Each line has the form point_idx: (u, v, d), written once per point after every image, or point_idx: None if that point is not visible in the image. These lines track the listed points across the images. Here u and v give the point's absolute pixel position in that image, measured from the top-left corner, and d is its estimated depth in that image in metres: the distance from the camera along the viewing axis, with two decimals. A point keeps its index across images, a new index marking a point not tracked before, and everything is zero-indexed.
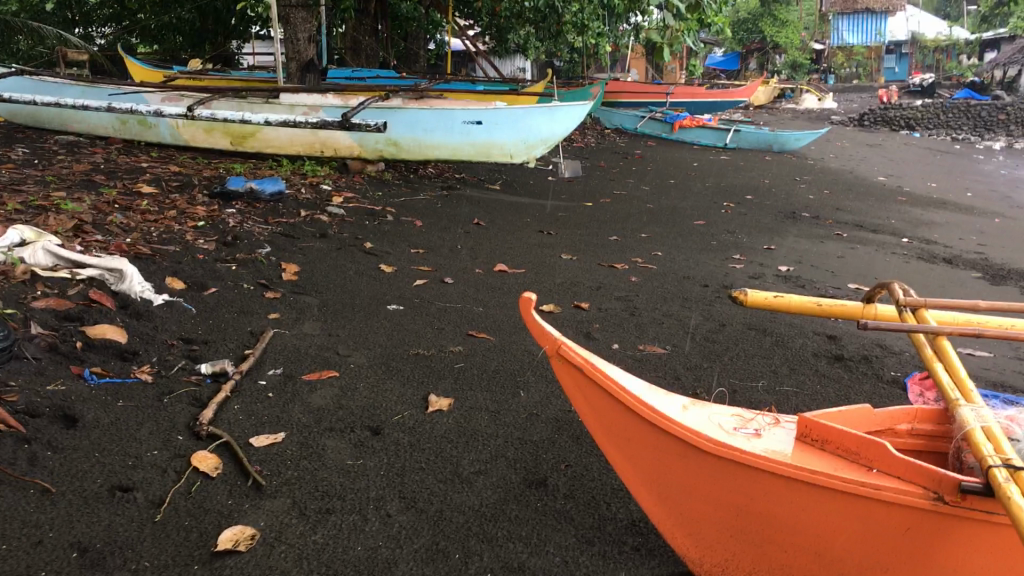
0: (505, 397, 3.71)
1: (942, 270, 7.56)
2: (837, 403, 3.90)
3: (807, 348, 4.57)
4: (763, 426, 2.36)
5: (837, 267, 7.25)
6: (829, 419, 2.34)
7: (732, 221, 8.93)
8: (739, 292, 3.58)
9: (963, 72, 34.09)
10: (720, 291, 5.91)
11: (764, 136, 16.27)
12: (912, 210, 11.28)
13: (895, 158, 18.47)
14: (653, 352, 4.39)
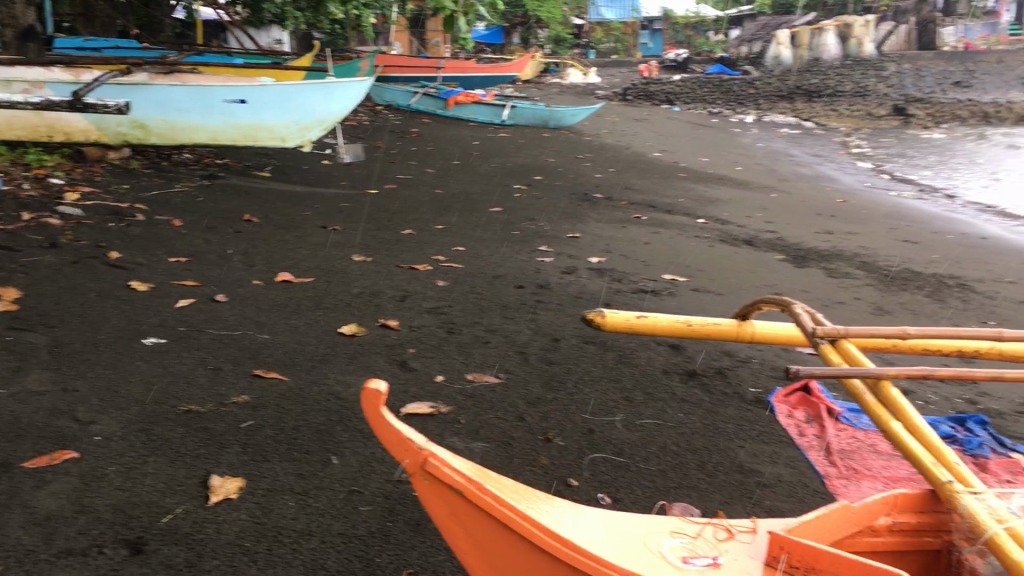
0: (313, 468, 2.86)
1: (743, 252, 7.31)
2: (707, 435, 3.31)
3: (654, 363, 3.99)
4: (723, 556, 1.67)
5: (645, 255, 6.81)
6: (805, 530, 1.69)
7: (528, 206, 8.35)
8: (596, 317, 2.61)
9: (711, 48, 35.52)
10: (538, 293, 5.26)
11: (540, 112, 15.77)
12: (696, 187, 11.17)
13: (663, 133, 18.69)
14: (485, 383, 3.65)
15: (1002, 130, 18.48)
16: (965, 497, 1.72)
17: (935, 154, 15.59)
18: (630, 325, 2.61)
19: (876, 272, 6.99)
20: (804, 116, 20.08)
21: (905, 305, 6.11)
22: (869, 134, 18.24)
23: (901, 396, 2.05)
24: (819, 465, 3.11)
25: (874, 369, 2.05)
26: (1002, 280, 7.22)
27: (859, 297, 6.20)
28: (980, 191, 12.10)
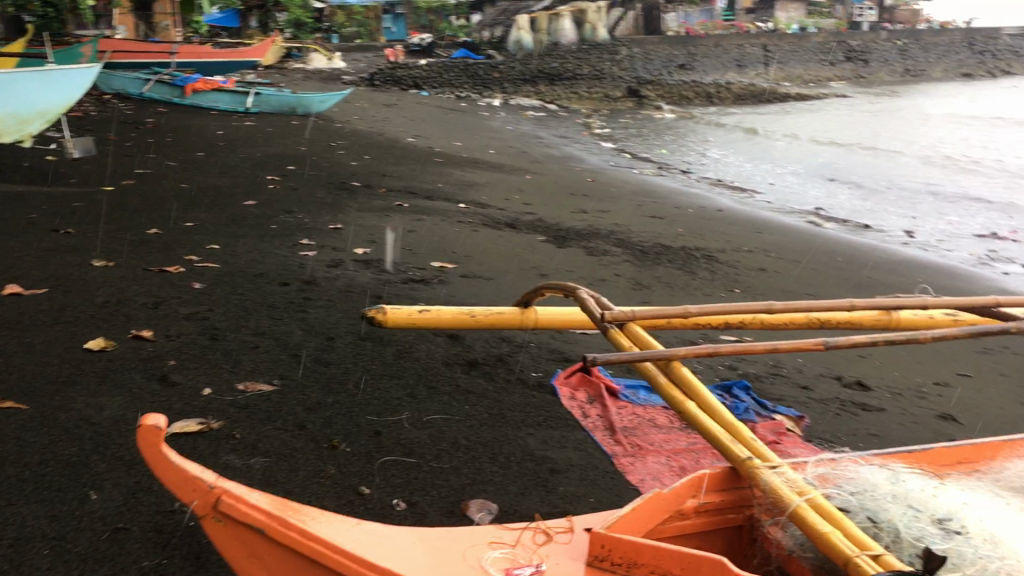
0: (67, 507, 2.52)
1: (506, 235, 7.37)
2: (495, 426, 3.27)
3: (434, 356, 3.90)
4: (549, 563, 1.59)
5: (411, 244, 6.71)
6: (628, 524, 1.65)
7: (284, 198, 7.99)
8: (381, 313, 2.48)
9: (455, 32, 35.71)
10: (305, 290, 5.02)
11: (287, 98, 14.63)
12: (453, 171, 11.17)
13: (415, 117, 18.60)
14: (259, 392, 3.40)
15: (725, 109, 19.96)
16: (766, 472, 1.69)
17: (669, 133, 16.57)
18: (411, 320, 2.53)
19: (632, 249, 7.29)
20: (548, 97, 20.67)
21: (660, 279, 6.40)
22: (609, 115, 19.08)
23: (692, 376, 2.04)
24: (605, 445, 3.14)
25: (664, 351, 2.04)
26: (741, 249, 7.75)
27: (618, 274, 6.42)
28: (712, 167, 12.98)
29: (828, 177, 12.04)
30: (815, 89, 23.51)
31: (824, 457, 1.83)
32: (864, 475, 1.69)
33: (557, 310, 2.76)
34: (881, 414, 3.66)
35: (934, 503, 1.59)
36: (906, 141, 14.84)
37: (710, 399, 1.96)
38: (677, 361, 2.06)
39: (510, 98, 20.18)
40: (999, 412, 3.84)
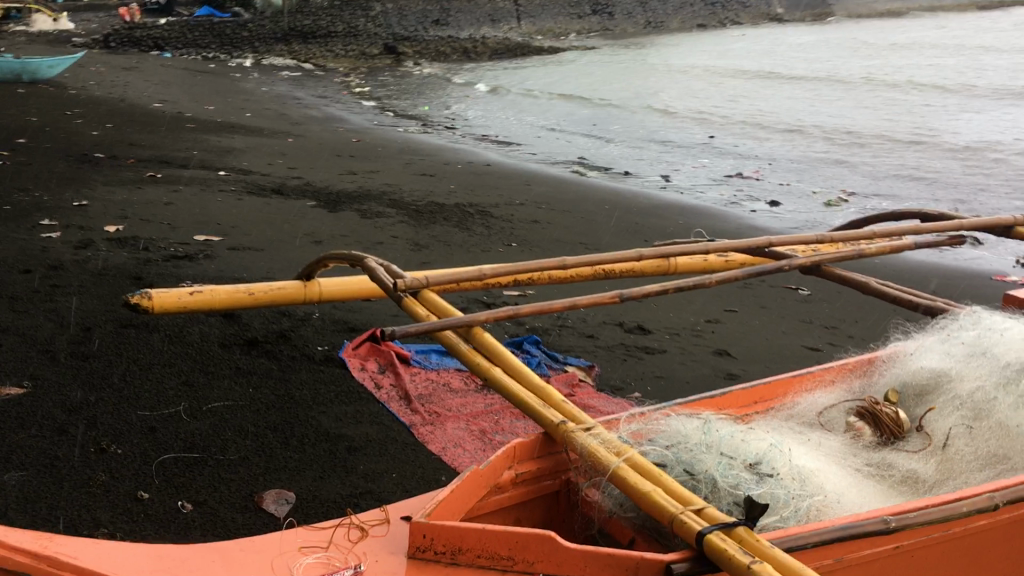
0: None
1: (274, 202, 7.03)
2: (283, 408, 3.07)
3: (209, 338, 3.62)
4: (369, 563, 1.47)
5: (170, 217, 6.23)
6: (449, 506, 1.56)
7: (14, 175, 7.17)
8: (149, 299, 2.23)
9: None
10: (52, 277, 4.52)
11: (8, 64, 13.10)
12: (207, 136, 10.49)
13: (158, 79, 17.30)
14: (7, 397, 3.01)
15: (484, 65, 20.09)
16: (581, 434, 1.65)
17: (431, 89, 16.46)
18: (184, 305, 2.29)
19: (406, 209, 7.17)
20: (303, 56, 19.91)
21: (437, 238, 6.34)
22: (368, 73, 18.67)
23: (495, 341, 1.97)
24: (402, 417, 3.02)
25: (463, 318, 1.96)
26: (513, 203, 7.83)
27: (395, 236, 6.30)
28: (476, 122, 13.02)
29: (586, 128, 12.42)
30: (567, 42, 24.14)
31: (634, 412, 1.81)
32: (677, 426, 1.68)
33: (342, 280, 2.60)
34: (664, 355, 3.80)
35: (742, 448, 1.60)
36: (654, 88, 15.59)
37: (515, 364, 1.90)
38: (479, 328, 1.98)
39: (263, 58, 19.19)
40: (765, 341, 4.09)
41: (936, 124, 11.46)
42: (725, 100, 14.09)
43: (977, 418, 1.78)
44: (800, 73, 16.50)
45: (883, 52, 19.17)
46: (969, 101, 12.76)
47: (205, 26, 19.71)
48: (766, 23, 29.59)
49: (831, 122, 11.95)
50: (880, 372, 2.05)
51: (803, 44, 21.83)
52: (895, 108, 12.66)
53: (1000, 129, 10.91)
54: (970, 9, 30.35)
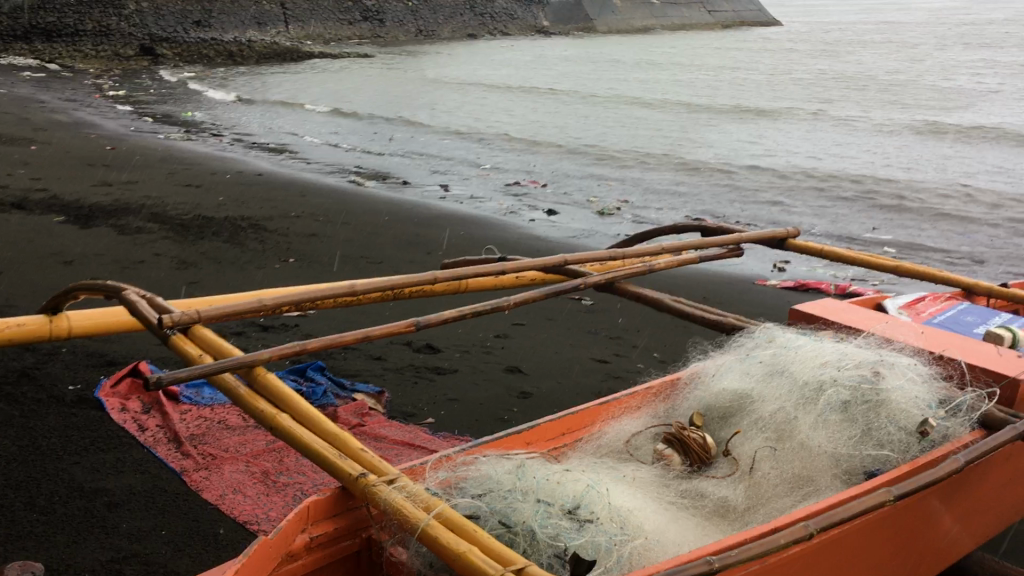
0: None
1: (14, 217, 6.32)
2: (28, 461, 2.68)
3: None
4: None
5: None
6: None
7: None
8: None
9: None
10: None
11: None
12: None
13: None
14: None
15: (251, 71, 19.33)
16: (384, 489, 1.48)
17: (194, 95, 15.60)
18: None
19: (170, 224, 6.67)
20: (48, 56, 18.27)
21: (207, 255, 5.93)
22: (123, 76, 17.47)
23: (280, 384, 1.76)
24: (172, 461, 2.70)
25: (244, 359, 1.73)
26: (287, 216, 7.50)
27: (158, 254, 5.81)
28: (245, 129, 12.45)
29: (362, 137, 12.19)
30: (338, 48, 23.70)
31: (440, 456, 1.66)
32: (490, 471, 1.55)
33: (96, 313, 2.26)
34: (454, 375, 3.68)
35: (559, 493, 1.49)
36: (428, 98, 15.58)
37: (305, 410, 1.70)
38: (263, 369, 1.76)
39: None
40: (553, 356, 4.08)
41: (693, 137, 12.16)
42: (498, 111, 14.30)
43: (780, 440, 1.77)
44: (568, 87, 17.08)
45: (642, 69, 20.22)
46: (721, 116, 13.66)
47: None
48: (533, 35, 30.49)
49: (599, 134, 12.41)
50: (683, 395, 2.02)
51: (568, 58, 22.64)
52: (657, 122, 13.32)
53: (750, 142, 11.74)
54: (714, 30, 32.73)
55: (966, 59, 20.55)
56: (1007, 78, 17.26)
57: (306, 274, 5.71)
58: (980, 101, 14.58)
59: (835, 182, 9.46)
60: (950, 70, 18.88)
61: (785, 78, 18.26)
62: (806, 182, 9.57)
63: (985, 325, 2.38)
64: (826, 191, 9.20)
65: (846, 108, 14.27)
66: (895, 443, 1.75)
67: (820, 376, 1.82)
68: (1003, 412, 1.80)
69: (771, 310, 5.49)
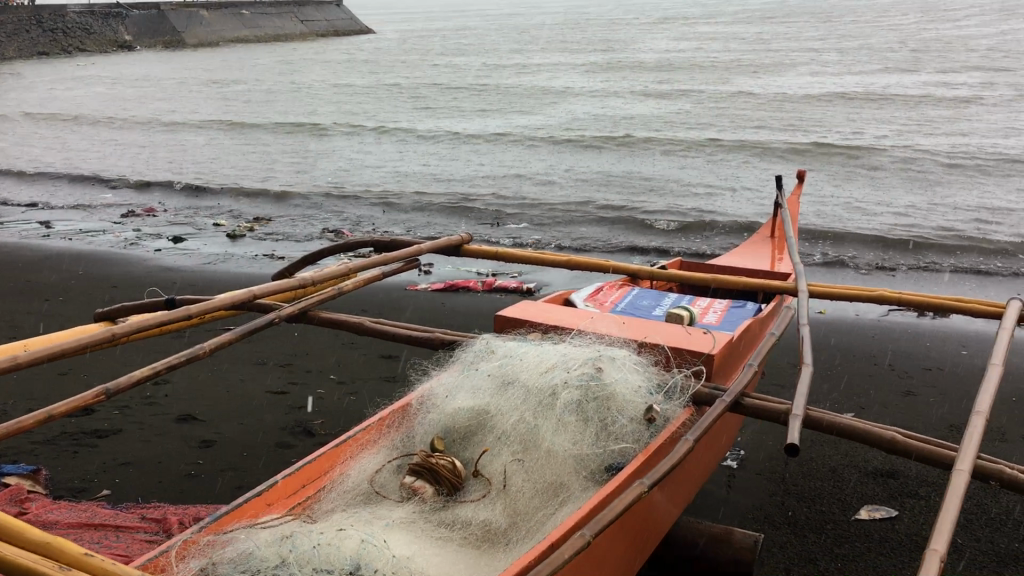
0: None
1: None
2: None
3: None
4: None
5: None
6: None
7: None
8: None
9: None
10: None
11: None
12: None
13: None
14: None
15: None
16: None
17: None
18: None
19: None
20: None
21: None
22: None
23: None
24: None
25: None
26: None
27: None
28: None
29: None
30: None
31: (179, 540, 1.45)
32: (251, 546, 1.37)
33: None
34: (120, 435, 3.28)
35: (333, 553, 1.36)
36: (6, 129, 13.87)
37: None
38: None
39: None
40: (226, 395, 3.80)
41: (312, 154, 12.04)
42: (94, 140, 13.10)
43: (526, 452, 1.77)
44: (169, 110, 16.12)
45: (244, 85, 19.65)
46: (336, 130, 13.66)
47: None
48: (116, 51, 28.39)
49: (213, 157, 11.85)
50: (416, 420, 1.96)
51: (162, 77, 21.36)
52: (271, 141, 13.01)
53: (369, 155, 11.88)
54: (308, 40, 32.72)
55: (545, 63, 22.50)
56: (582, 78, 19.17)
57: None
58: (565, 102, 16.03)
59: (457, 188, 9.90)
60: (533, 74, 20.52)
61: (386, 89, 18.72)
62: (430, 189, 9.91)
63: (661, 308, 2.60)
64: (450, 195, 9.59)
65: (452, 117, 14.96)
66: (627, 434, 1.83)
67: (551, 381, 1.84)
68: (708, 388, 1.94)
69: (429, 316, 5.59)
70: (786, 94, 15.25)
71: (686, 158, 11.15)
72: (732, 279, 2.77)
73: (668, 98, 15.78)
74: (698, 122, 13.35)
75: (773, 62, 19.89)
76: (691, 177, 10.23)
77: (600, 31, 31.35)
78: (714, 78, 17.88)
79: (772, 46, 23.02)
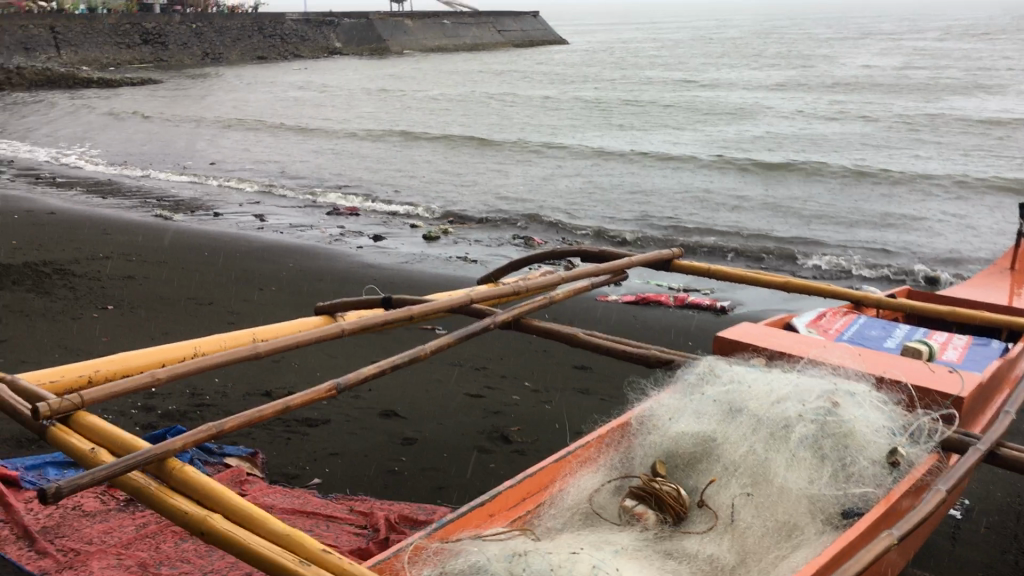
0: None
1: None
2: None
3: None
4: None
5: None
6: None
7: None
8: None
9: None
10: None
11: None
12: None
13: None
14: None
15: (22, 100, 17.94)
16: None
17: None
18: None
19: None
20: None
21: (10, 307, 5.30)
22: None
23: (202, 476, 1.51)
24: (27, 563, 2.30)
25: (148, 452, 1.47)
26: (95, 256, 6.88)
27: None
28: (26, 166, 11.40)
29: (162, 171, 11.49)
30: (120, 75, 22.34)
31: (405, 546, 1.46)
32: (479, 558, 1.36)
33: None
34: (329, 425, 3.41)
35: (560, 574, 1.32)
36: (228, 129, 14.96)
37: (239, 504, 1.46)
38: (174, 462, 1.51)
39: None
40: (428, 394, 3.88)
41: (505, 165, 12.29)
42: (303, 142, 13.93)
43: (756, 486, 1.68)
44: (372, 117, 16.90)
45: (441, 94, 20.34)
46: (528, 143, 13.90)
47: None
48: (326, 57, 30.11)
49: (412, 163, 12.32)
50: (637, 440, 1.90)
51: (366, 84, 22.45)
52: (466, 149, 13.38)
53: (559, 169, 12.01)
54: (503, 50, 33.50)
55: (738, 78, 22.07)
56: (778, 96, 18.65)
57: (131, 322, 5.21)
58: (759, 121, 15.62)
59: (643, 206, 9.85)
60: (727, 90, 20.14)
61: (578, 102, 18.87)
62: (616, 205, 9.91)
63: (893, 340, 2.42)
64: (636, 213, 9.55)
65: (643, 133, 14.89)
66: (869, 476, 1.69)
67: (785, 413, 1.73)
68: (959, 434, 1.78)
69: (618, 328, 5.54)
70: (999, 117, 14.28)
71: (888, 184, 10.62)
72: (975, 315, 2.54)
73: (868, 119, 15.11)
74: (902, 146, 12.69)
75: (990, 83, 18.62)
76: (892, 205, 9.73)
77: (798, 47, 30.40)
78: (922, 99, 16.93)
79: (986, 64, 21.61)
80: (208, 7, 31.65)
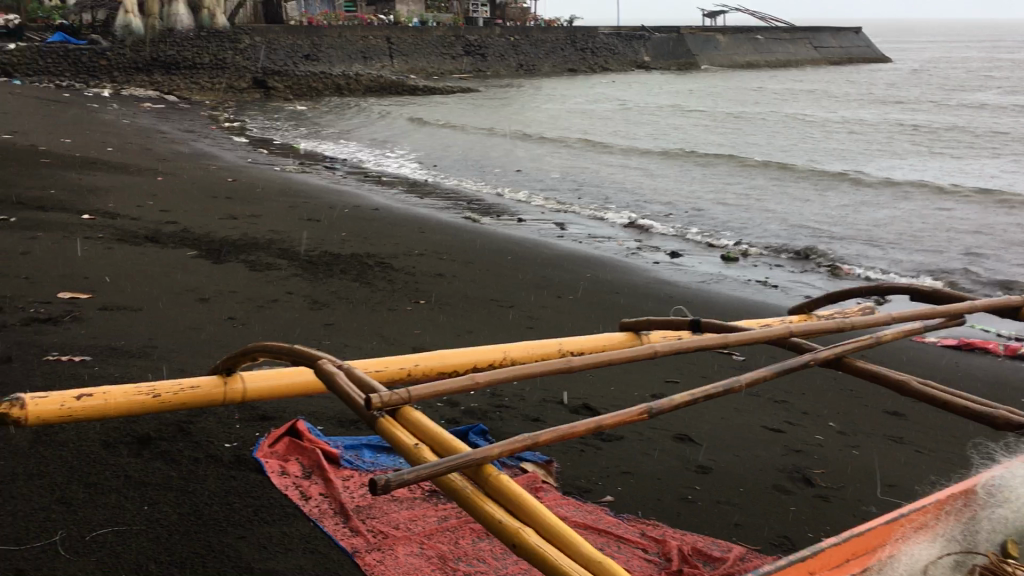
0: None
1: (149, 252, 6.40)
2: (193, 533, 2.47)
3: (89, 436, 2.97)
4: None
5: (29, 272, 5.53)
6: None
7: None
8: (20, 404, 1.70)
9: None
10: None
11: None
12: (65, 173, 9.47)
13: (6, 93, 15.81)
14: None
15: (358, 103, 19.78)
16: None
17: (307, 129, 15.87)
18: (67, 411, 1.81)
19: (298, 260, 6.61)
20: (165, 88, 19.20)
21: (336, 294, 5.79)
22: (235, 109, 18.09)
23: (515, 488, 1.52)
24: (341, 540, 2.46)
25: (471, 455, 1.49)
26: (411, 253, 7.37)
27: (289, 291, 5.75)
28: (357, 165, 12.52)
29: (474, 176, 12.14)
30: (443, 83, 23.98)
31: None
32: None
33: (275, 374, 2.15)
34: (622, 442, 3.37)
35: None
36: (537, 139, 15.55)
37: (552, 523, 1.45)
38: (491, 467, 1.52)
39: (121, 90, 18.37)
40: (724, 422, 3.73)
41: (812, 191, 11.74)
42: (605, 156, 14.15)
43: None
44: (675, 134, 16.85)
45: (748, 114, 19.87)
46: (839, 169, 13.19)
47: (56, 52, 19.08)
48: (633, 71, 30.52)
49: (713, 183, 12.11)
50: None
51: (672, 100, 22.44)
52: (770, 171, 12.95)
53: (872, 198, 11.29)
54: (818, 68, 32.14)
55: None
56: None
57: (439, 318, 5.50)
58: None
59: (967, 245, 9.00)
60: None
61: (897, 127, 17.66)
62: (936, 241, 9.13)
63: None
64: (957, 251, 8.74)
65: (971, 164, 13.64)
66: None
67: None
68: None
69: (935, 376, 5.06)
70: None
71: None
72: None
73: None
74: None
75: None
76: None
77: None
78: None
79: None
80: (527, 20, 33.19)
